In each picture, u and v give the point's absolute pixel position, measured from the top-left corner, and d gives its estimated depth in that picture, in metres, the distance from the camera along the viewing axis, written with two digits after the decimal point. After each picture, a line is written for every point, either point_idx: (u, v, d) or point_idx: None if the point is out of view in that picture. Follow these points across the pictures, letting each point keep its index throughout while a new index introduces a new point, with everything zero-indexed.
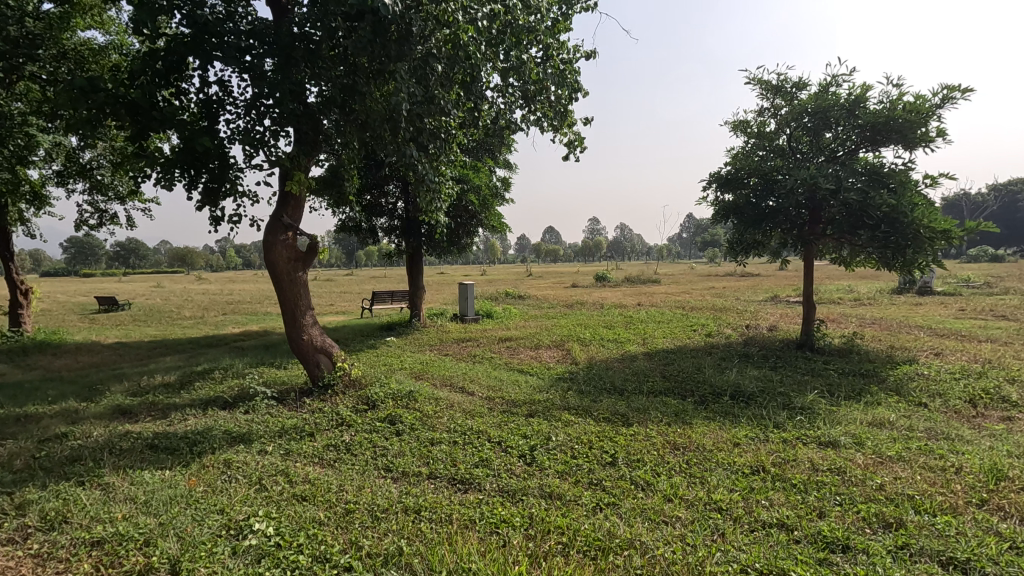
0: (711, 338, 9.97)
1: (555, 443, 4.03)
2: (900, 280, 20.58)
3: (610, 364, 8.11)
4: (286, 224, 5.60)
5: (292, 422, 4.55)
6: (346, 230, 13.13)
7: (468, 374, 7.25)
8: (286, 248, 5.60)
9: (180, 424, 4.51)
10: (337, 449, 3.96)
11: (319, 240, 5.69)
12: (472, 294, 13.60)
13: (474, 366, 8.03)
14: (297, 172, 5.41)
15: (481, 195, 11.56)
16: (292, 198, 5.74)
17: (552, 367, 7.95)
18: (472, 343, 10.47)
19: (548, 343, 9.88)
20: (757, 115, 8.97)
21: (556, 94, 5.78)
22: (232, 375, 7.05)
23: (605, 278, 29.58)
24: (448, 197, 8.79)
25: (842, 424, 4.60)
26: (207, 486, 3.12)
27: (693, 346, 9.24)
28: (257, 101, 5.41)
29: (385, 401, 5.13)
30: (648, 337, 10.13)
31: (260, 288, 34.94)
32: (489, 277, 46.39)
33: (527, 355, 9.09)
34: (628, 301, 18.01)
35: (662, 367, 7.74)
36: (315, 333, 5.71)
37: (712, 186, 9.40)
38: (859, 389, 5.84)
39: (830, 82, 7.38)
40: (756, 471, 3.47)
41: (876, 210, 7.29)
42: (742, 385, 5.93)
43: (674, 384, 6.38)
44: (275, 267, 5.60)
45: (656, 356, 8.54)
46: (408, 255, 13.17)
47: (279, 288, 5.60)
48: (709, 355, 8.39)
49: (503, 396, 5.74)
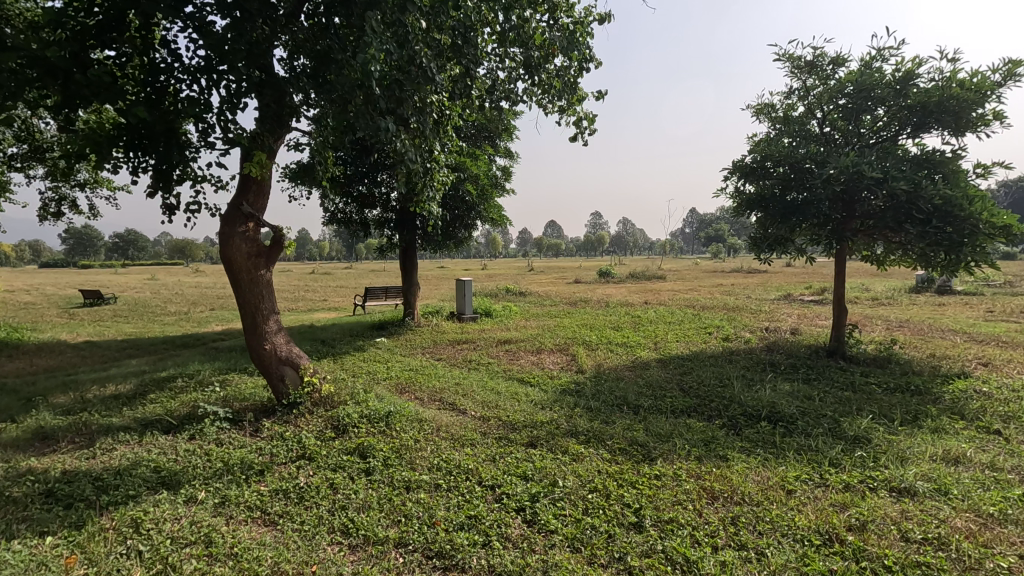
0: (729, 343, 9.12)
1: (563, 490, 3.20)
2: (918, 279, 19.70)
3: (622, 373, 7.27)
4: (247, 214, 4.75)
5: (240, 456, 3.72)
6: (336, 222, 12.36)
7: (460, 385, 6.43)
8: (247, 242, 4.76)
9: (103, 456, 3.69)
10: (286, 497, 3.14)
11: (284, 233, 4.85)
12: (470, 291, 12.77)
13: (469, 375, 7.19)
14: (258, 153, 4.55)
15: (479, 184, 10.71)
16: (254, 182, 4.87)
17: (557, 377, 7.11)
18: (469, 346, 9.64)
19: (551, 347, 9.06)
20: (785, 98, 8.11)
21: (564, 62, 4.92)
22: (193, 384, 6.23)
23: (608, 274, 28.80)
24: (441, 186, 7.96)
25: (912, 461, 3.77)
26: (90, 568, 2.30)
27: (711, 353, 8.39)
28: (209, 66, 4.51)
29: (358, 426, 4.31)
30: (660, 341, 9.29)
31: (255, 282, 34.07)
32: (490, 272, 45.42)
33: (528, 361, 8.25)
34: (635, 299, 17.17)
35: (679, 378, 6.89)
36: (280, 341, 4.88)
37: (732, 176, 8.57)
38: (915, 411, 5.00)
39: (875, 56, 6.50)
40: (828, 542, 2.64)
41: (926, 202, 6.43)
42: (778, 405, 5.09)
43: (698, 402, 5.54)
44: (232, 265, 4.75)
45: (672, 364, 7.70)
46: (402, 249, 12.33)
47: (238, 289, 4.76)
48: (731, 364, 7.55)
49: (500, 417, 4.92)
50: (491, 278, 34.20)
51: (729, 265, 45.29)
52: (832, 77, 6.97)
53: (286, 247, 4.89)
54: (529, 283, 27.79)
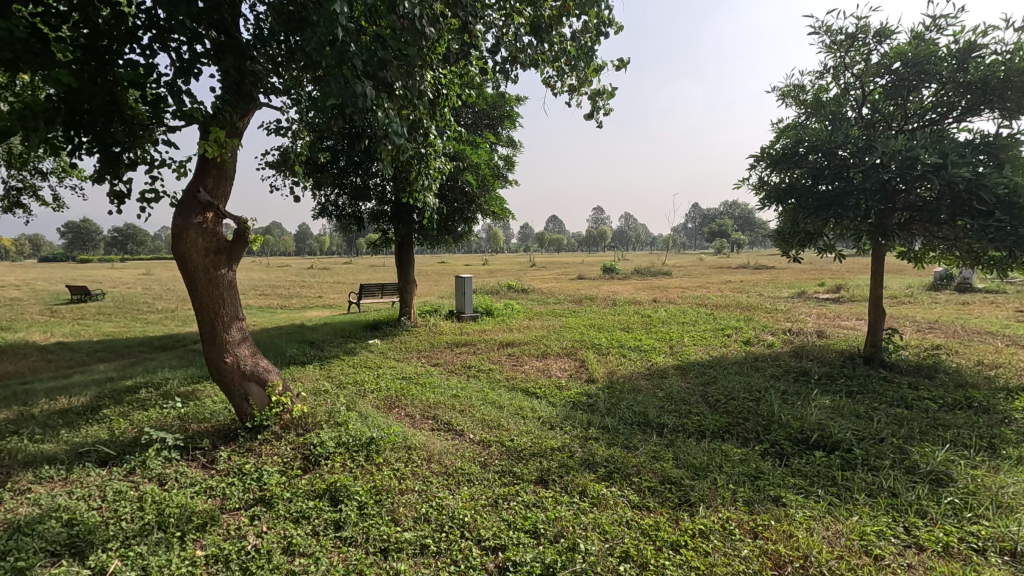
0: (751, 347, 8.38)
1: (585, 558, 2.48)
2: (935, 276, 18.92)
3: (638, 383, 6.54)
4: (204, 202, 4.01)
5: (182, 501, 3.00)
6: (328, 214, 11.67)
7: (458, 398, 5.70)
8: (204, 236, 4.01)
9: (12, 503, 2.97)
10: (227, 567, 2.42)
11: (249, 225, 4.10)
12: (469, 289, 12.06)
13: (468, 384, 6.50)
14: (216, 129, 3.79)
15: (480, 175, 9.99)
16: (215, 165, 4.13)
17: (566, 387, 6.38)
18: (469, 349, 8.91)
19: (558, 351, 8.32)
20: (817, 78, 7.34)
21: (578, 24, 4.16)
22: (156, 397, 5.50)
23: (611, 270, 28.05)
24: (438, 175, 7.23)
25: (1016, 510, 3.03)
26: None
27: (733, 359, 7.65)
28: (156, 23, 3.74)
29: (333, 458, 3.59)
30: (676, 345, 8.55)
31: (253, 277, 33.38)
32: (491, 267, 44.62)
33: (533, 367, 7.52)
34: (642, 296, 16.41)
35: (704, 390, 6.16)
36: (244, 353, 4.13)
37: (757, 165, 7.83)
38: (990, 435, 4.26)
39: (930, 26, 5.73)
40: None
41: (988, 192, 5.66)
42: (828, 428, 4.36)
43: (730, 423, 4.82)
44: (185, 263, 4.00)
45: (692, 372, 6.97)
46: (398, 244, 11.59)
47: (193, 291, 4.01)
48: (759, 372, 6.82)
49: (502, 443, 4.19)
50: (493, 274, 33.40)
51: (734, 262, 44.47)
52: (876, 52, 6.21)
53: (251, 241, 4.14)
54: (533, 279, 26.87)
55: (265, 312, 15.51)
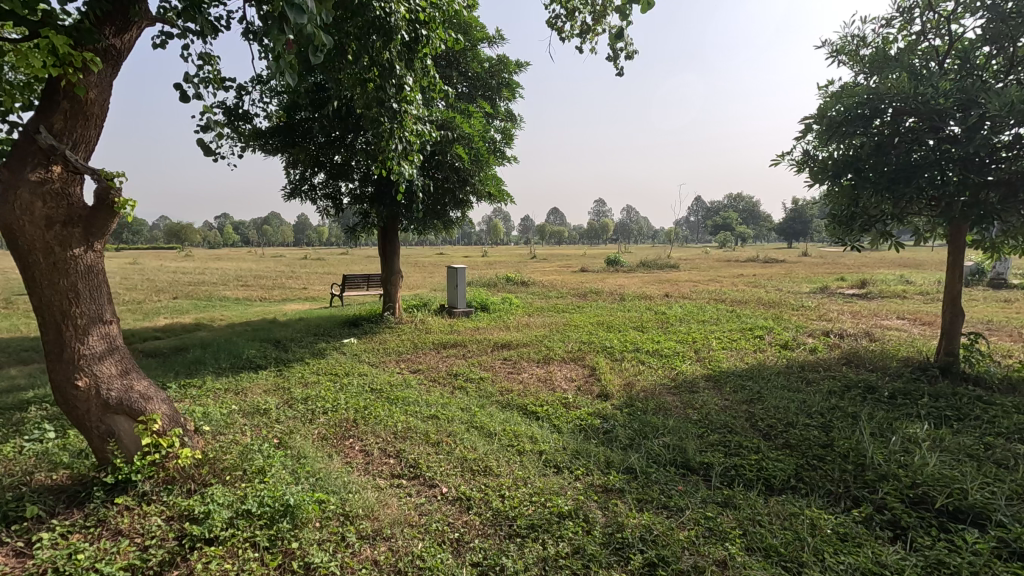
0: (791, 353, 7.06)
1: None
2: (965, 271, 17.54)
3: (664, 400, 5.22)
4: (47, 148, 2.63)
5: None
6: (302, 195, 10.36)
7: (436, 423, 4.42)
8: (46, 198, 2.64)
9: None
10: None
11: (118, 184, 2.76)
12: (462, 281, 10.79)
13: (451, 400, 5.19)
14: (46, 28, 2.45)
15: (474, 149, 8.67)
16: (68, 95, 2.79)
17: (574, 407, 5.07)
18: (459, 350, 7.66)
19: (562, 356, 7.01)
20: (885, 26, 6.01)
21: None
22: (39, 418, 4.19)
23: (615, 263, 26.77)
24: (416, 141, 5.96)
25: None
26: None
27: (774, 368, 6.34)
28: None
29: (219, 549, 2.29)
30: (702, 349, 7.28)
31: (241, 266, 32.06)
32: (489, 259, 43.17)
33: (532, 376, 6.21)
34: (651, 292, 15.07)
35: (750, 411, 4.86)
36: (108, 369, 2.81)
37: (804, 134, 6.52)
38: None
39: None
40: None
41: None
42: (950, 479, 3.08)
43: (802, 467, 3.52)
44: (14, 239, 2.63)
45: (729, 386, 5.66)
46: (383, 229, 10.29)
47: (28, 280, 2.67)
48: (813, 385, 5.52)
49: (487, 504, 2.92)
50: (491, 265, 31.96)
51: (740, 255, 43.13)
52: None
53: (120, 209, 2.80)
54: (533, 271, 25.60)
55: (238, 304, 14.16)
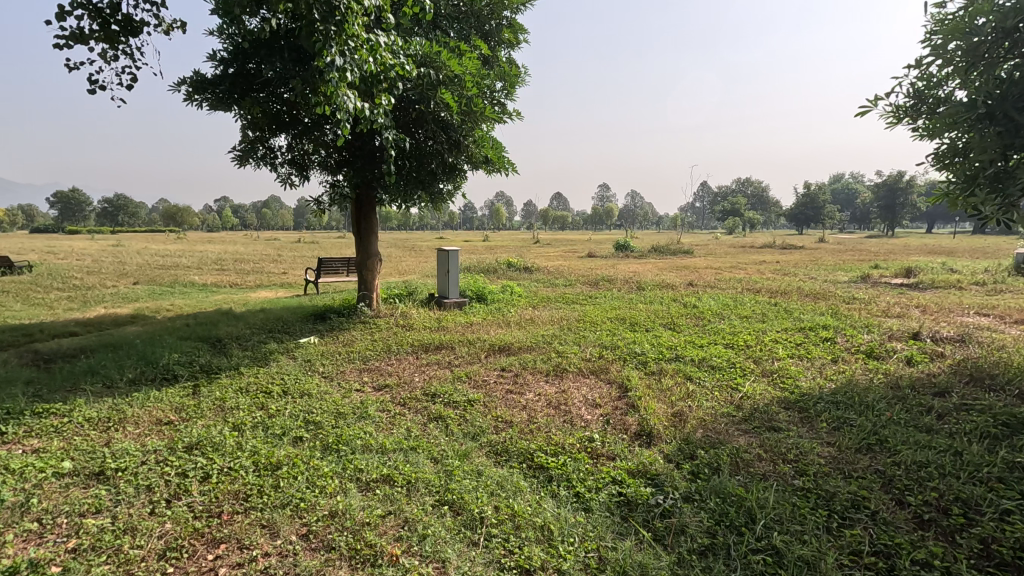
0: (885, 365, 5.29)
1: None
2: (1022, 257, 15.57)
3: (739, 447, 3.47)
4: None
5: None
6: (258, 159, 8.54)
7: (385, 498, 2.70)
8: None
9: None
10: None
11: None
12: (454, 266, 9.02)
13: (420, 443, 3.45)
14: None
15: (465, 98, 6.83)
16: None
17: (606, 460, 3.32)
18: (444, 355, 5.92)
19: (579, 367, 5.24)
20: None
21: None
22: None
23: (626, 249, 24.86)
24: (372, 62, 4.16)
25: None
26: None
27: (873, 388, 4.60)
28: None
29: None
30: (762, 358, 5.53)
31: (227, 249, 30.03)
32: (490, 244, 41.02)
33: (539, 398, 4.47)
34: (673, 280, 13.19)
35: (881, 471, 3.11)
36: None
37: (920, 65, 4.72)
38: None
39: None
40: None
41: None
42: None
43: None
44: None
45: (825, 420, 3.92)
46: (358, 201, 8.48)
47: None
48: (951, 422, 3.77)
49: None
50: (492, 250, 29.87)
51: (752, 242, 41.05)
52: None
53: None
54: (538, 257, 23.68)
55: (201, 291, 12.38)
